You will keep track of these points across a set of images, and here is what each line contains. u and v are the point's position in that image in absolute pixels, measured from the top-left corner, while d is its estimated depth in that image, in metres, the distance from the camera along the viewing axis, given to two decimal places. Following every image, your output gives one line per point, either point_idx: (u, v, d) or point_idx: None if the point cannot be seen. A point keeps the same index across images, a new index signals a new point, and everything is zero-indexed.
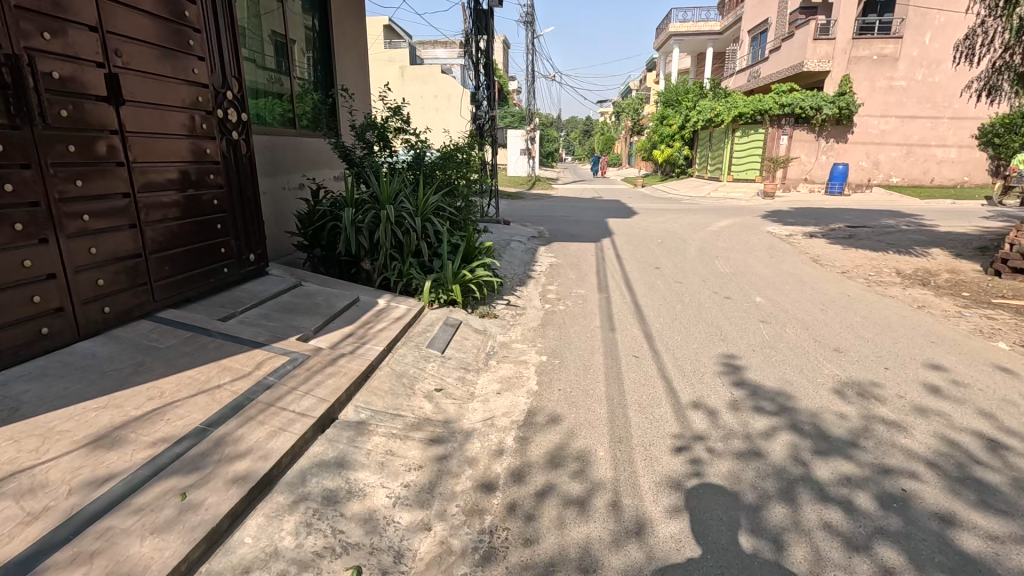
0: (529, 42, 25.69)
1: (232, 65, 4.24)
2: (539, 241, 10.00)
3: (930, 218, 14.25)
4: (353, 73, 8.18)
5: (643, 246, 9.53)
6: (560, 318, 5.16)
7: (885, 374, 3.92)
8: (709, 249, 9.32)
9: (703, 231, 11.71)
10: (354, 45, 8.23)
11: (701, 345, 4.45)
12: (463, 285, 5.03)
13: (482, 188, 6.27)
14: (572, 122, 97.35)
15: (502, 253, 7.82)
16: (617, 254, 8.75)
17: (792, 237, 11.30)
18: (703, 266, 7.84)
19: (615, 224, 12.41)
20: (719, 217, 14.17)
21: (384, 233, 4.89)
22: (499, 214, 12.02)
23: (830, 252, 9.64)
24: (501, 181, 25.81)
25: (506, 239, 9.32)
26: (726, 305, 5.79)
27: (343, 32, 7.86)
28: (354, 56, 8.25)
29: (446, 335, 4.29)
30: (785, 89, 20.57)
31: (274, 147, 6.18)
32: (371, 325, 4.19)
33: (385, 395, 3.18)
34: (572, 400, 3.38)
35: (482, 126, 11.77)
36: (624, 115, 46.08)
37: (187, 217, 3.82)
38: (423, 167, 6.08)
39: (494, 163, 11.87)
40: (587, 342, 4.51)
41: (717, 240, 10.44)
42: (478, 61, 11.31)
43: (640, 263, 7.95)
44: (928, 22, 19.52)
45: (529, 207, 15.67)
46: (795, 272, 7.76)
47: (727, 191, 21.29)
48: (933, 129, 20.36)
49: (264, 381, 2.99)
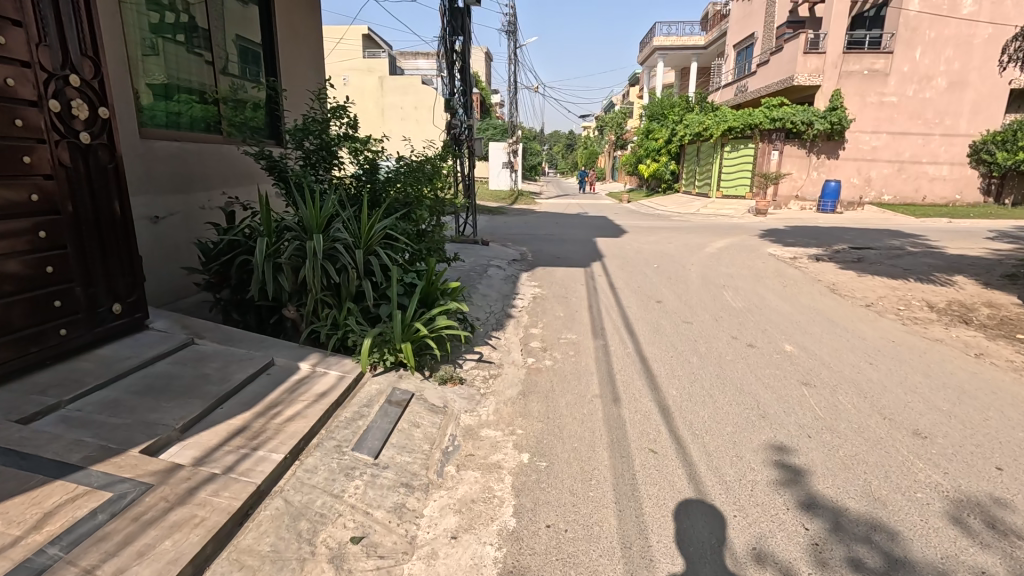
0: (511, 51, 24.79)
1: (79, 36, 2.98)
2: (520, 265, 8.84)
3: (934, 238, 13.51)
4: (306, 75, 7.02)
5: (639, 272, 8.43)
6: (546, 382, 3.95)
7: (1005, 482, 2.77)
8: (712, 276, 8.25)
9: (700, 253, 10.67)
10: (310, 43, 7.10)
11: (738, 431, 3.27)
12: (418, 341, 3.79)
13: (453, 211, 5.08)
14: (555, 136, 97.27)
15: (476, 284, 6.61)
16: (610, 283, 7.63)
17: (798, 261, 10.30)
18: (712, 299, 6.73)
19: (605, 245, 11.30)
20: (715, 236, 13.19)
21: (311, 272, 3.64)
22: (477, 233, 10.84)
23: (845, 279, 8.64)
24: (482, 194, 24.70)
25: (482, 264, 8.12)
26: (752, 356, 4.68)
27: (295, 26, 6.76)
28: (308, 54, 7.09)
29: (385, 423, 3.04)
30: (775, 103, 19.81)
31: (190, 156, 4.97)
32: (279, 411, 2.93)
33: (261, 567, 1.93)
34: (570, 555, 2.16)
35: (459, 136, 10.49)
36: (607, 129, 45.46)
37: (22, 254, 2.71)
38: (375, 184, 4.85)
39: (470, 177, 10.69)
40: (582, 425, 3.30)
41: (719, 265, 9.39)
42: (453, 63, 10.12)
43: (639, 295, 6.81)
44: (918, 38, 19.09)
45: (511, 225, 14.49)
46: (817, 306, 6.69)
47: (718, 207, 20.48)
48: (925, 146, 19.87)
49: (33, 561, 1.72)
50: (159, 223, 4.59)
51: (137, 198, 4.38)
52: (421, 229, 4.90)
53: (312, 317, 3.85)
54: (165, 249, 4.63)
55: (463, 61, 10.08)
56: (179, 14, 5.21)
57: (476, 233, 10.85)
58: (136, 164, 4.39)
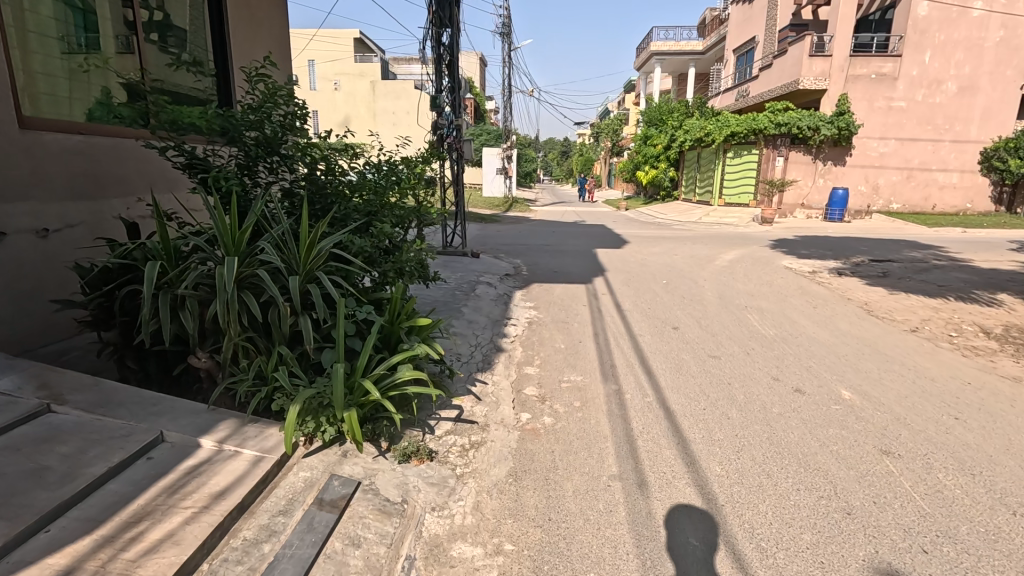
0: (505, 54, 24.04)
1: None
2: (514, 281, 7.90)
3: (954, 249, 12.70)
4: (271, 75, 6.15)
5: (648, 289, 7.50)
6: (545, 455, 2.95)
7: None
8: (730, 294, 7.33)
9: (711, 267, 9.78)
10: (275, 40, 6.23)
11: (821, 544, 2.29)
12: (370, 404, 2.76)
13: (432, 223, 4.07)
14: (550, 144, 96.79)
15: (460, 309, 5.61)
16: (616, 303, 6.68)
17: (818, 276, 9.41)
18: (736, 325, 5.78)
19: (607, 257, 10.38)
20: (724, 247, 12.31)
21: (221, 307, 2.63)
22: (466, 245, 9.87)
23: (876, 298, 7.73)
24: (474, 201, 23.81)
25: (470, 282, 7.13)
26: (808, 408, 3.68)
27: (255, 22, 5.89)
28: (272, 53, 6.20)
29: (303, 548, 2.02)
30: (780, 108, 19.12)
31: (102, 152, 3.98)
32: (137, 534, 1.91)
33: None
34: None
35: (443, 137, 9.42)
36: (603, 136, 44.80)
37: None
38: (330, 188, 3.85)
39: (458, 183, 9.68)
40: (600, 535, 2.30)
41: (734, 281, 8.48)
42: (441, 58, 9.14)
43: (651, 321, 5.86)
44: (927, 40, 18.40)
45: (504, 234, 13.56)
46: (857, 332, 5.75)
47: (720, 216, 19.65)
48: (934, 153, 19.14)
49: None
50: (52, 238, 3.60)
51: (18, 205, 3.39)
52: (388, 246, 3.89)
53: (227, 367, 2.83)
54: (59, 271, 3.65)
55: (450, 55, 9.11)
56: (153, 11, 4.80)
57: (465, 245, 9.90)
58: (20, 162, 3.40)
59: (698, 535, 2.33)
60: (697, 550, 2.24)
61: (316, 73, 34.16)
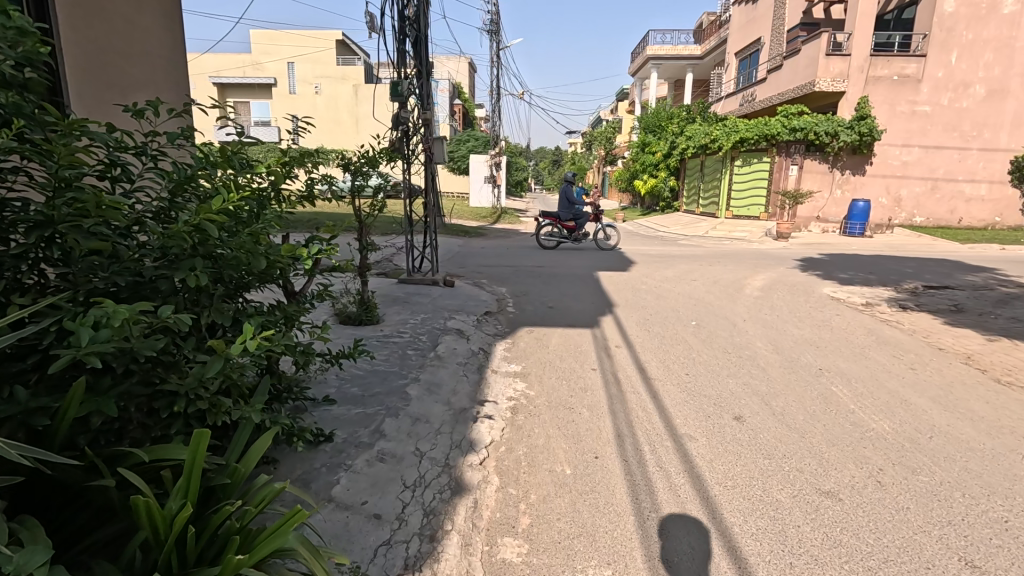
0: (493, 53, 22.38)
1: None
2: (496, 323, 5.95)
3: (1011, 271, 10.92)
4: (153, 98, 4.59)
5: (676, 338, 5.58)
6: None
7: None
8: (787, 345, 5.42)
9: (742, 297, 7.92)
10: (147, 40, 4.57)
11: None
12: None
13: (322, 264, 2.11)
14: (541, 154, 95.42)
15: (391, 396, 3.50)
16: (638, 364, 4.72)
17: (877, 311, 7.54)
18: (825, 410, 3.83)
19: (613, 284, 8.47)
20: (747, 269, 10.45)
21: None
22: (437, 270, 7.88)
23: (976, 347, 5.84)
24: (460, 212, 21.96)
25: (431, 332, 5.10)
26: None
27: (118, 14, 4.30)
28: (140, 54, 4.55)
29: None
30: (794, 111, 17.50)
31: None
32: None
33: None
34: None
35: (408, 133, 7.35)
36: (596, 144, 43.12)
37: None
38: (80, 210, 1.69)
39: (427, 193, 7.67)
40: None
41: (781, 320, 6.61)
42: (404, 37, 7.20)
43: (698, 403, 3.90)
44: (954, 40, 16.85)
45: (490, 252, 11.68)
46: (1008, 420, 3.82)
47: (729, 229, 17.91)
48: (960, 162, 17.54)
49: None
50: None
51: None
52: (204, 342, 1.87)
53: None
54: None
55: (419, 31, 7.22)
56: None
57: (436, 270, 7.92)
58: None
59: (689, 544, 2.35)
60: (692, 555, 2.29)
61: (295, 76, 32.59)
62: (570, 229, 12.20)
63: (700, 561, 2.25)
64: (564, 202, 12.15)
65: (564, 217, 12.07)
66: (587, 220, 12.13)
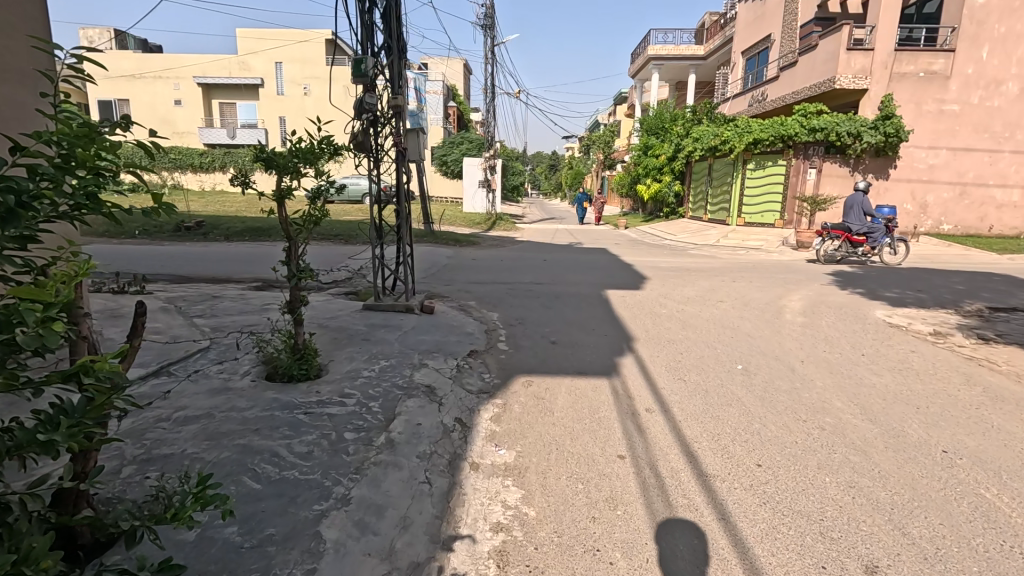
0: (487, 49, 20.97)
1: None
2: (483, 370, 4.49)
3: None
4: None
5: (724, 395, 4.13)
6: None
7: None
8: (875, 408, 3.97)
9: (785, 326, 6.49)
10: None
11: None
12: None
13: None
14: (537, 159, 94.16)
15: (287, 555, 2.03)
16: (683, 447, 3.25)
17: (954, 344, 6.11)
18: (1000, 548, 2.38)
19: (626, 308, 7.02)
20: (779, 287, 9.01)
21: None
22: (413, 292, 6.42)
23: None
24: (451, 219, 20.51)
25: (390, 394, 3.62)
26: None
27: None
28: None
29: None
30: (813, 110, 16.20)
31: None
32: None
33: None
34: None
35: (376, 122, 5.92)
36: (594, 148, 41.80)
37: None
38: None
39: (401, 204, 6.25)
40: None
41: (846, 361, 5.18)
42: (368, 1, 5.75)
43: (795, 537, 2.43)
44: (985, 34, 15.57)
45: (480, 265, 10.21)
46: None
47: (742, 238, 16.54)
48: (991, 165, 16.22)
49: None
50: None
51: None
52: None
53: None
54: None
55: None
56: None
57: (412, 292, 6.45)
58: None
59: (683, 546, 2.36)
60: (686, 555, 2.30)
61: (282, 76, 31.22)
62: (860, 242, 11.67)
63: (695, 560, 2.28)
64: (856, 213, 11.74)
65: (856, 229, 11.61)
66: (882, 233, 11.49)
